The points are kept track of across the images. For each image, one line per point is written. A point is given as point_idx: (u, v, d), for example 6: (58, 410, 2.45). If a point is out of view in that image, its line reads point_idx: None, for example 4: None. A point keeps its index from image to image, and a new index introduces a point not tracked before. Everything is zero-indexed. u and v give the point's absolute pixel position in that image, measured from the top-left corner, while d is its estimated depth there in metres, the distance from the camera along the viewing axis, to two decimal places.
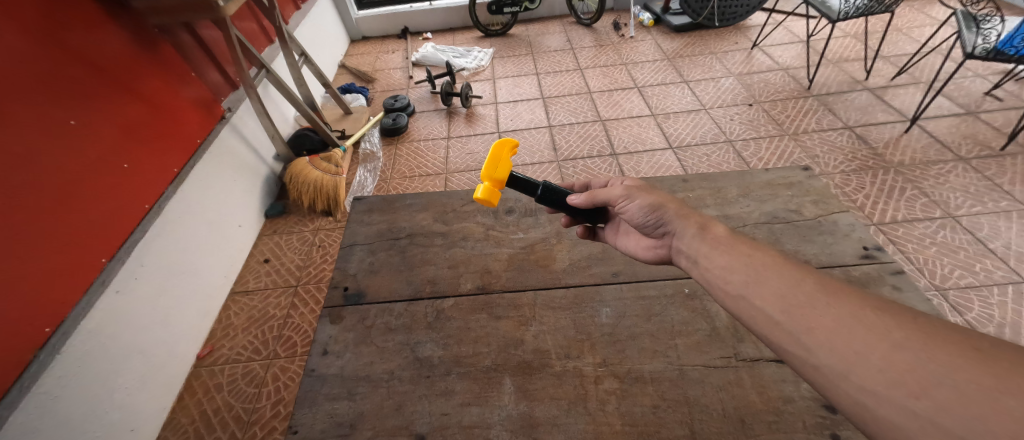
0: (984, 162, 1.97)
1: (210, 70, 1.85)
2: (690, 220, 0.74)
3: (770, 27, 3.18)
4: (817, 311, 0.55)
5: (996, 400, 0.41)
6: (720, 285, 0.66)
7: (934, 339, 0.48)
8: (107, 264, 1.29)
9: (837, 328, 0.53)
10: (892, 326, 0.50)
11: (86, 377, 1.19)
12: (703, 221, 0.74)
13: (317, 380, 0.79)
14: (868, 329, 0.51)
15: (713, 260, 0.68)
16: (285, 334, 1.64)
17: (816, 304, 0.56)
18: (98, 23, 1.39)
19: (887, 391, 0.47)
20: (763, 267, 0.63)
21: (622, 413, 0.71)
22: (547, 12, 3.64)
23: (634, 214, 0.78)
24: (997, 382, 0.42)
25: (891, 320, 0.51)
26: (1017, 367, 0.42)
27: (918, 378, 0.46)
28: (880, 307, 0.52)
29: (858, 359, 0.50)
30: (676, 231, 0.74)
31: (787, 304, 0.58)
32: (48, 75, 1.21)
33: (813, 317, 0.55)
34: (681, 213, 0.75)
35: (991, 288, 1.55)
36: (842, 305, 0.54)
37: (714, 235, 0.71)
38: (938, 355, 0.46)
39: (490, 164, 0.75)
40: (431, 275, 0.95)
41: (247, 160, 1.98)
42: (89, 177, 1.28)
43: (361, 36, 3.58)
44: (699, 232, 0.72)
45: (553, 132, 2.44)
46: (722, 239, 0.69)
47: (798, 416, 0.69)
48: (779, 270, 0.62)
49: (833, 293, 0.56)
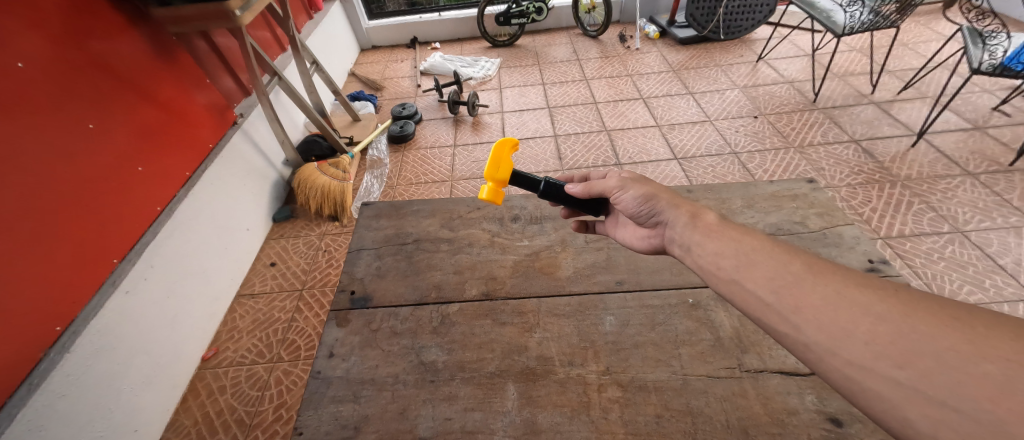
0: (993, 177, 1.96)
1: (224, 78, 1.89)
2: (681, 208, 0.75)
3: (774, 40, 3.20)
4: (803, 290, 0.56)
5: (975, 366, 0.43)
6: (712, 272, 0.66)
7: (912, 309, 0.50)
8: (118, 264, 1.31)
9: (823, 306, 0.54)
10: (874, 300, 0.52)
11: (94, 375, 1.21)
12: (693, 210, 0.74)
13: (323, 382, 0.80)
14: (852, 304, 0.52)
15: (704, 246, 0.68)
16: (290, 337, 1.65)
17: (803, 284, 0.57)
18: (119, 30, 1.43)
19: (874, 363, 0.48)
20: (752, 251, 0.64)
21: (626, 422, 0.71)
22: (554, 24, 3.68)
23: (628, 205, 0.79)
24: (972, 348, 0.45)
25: (874, 295, 0.52)
26: (989, 332, 0.45)
27: (901, 348, 0.48)
28: (864, 283, 0.54)
29: (844, 334, 0.51)
30: (669, 220, 0.75)
31: (775, 285, 0.59)
32: (69, 80, 1.25)
33: (801, 296, 0.56)
34: (673, 202, 0.76)
35: (1002, 305, 1.54)
36: (827, 283, 0.56)
37: (705, 223, 0.71)
38: (918, 326, 0.48)
39: (492, 165, 0.76)
40: (437, 281, 0.96)
41: (256, 165, 2.01)
42: (105, 179, 1.31)
43: (370, 45, 3.63)
44: (691, 220, 0.73)
45: (558, 142, 2.46)
46: (713, 226, 0.70)
47: (802, 429, 0.69)
48: (768, 253, 0.62)
49: (819, 273, 0.57)
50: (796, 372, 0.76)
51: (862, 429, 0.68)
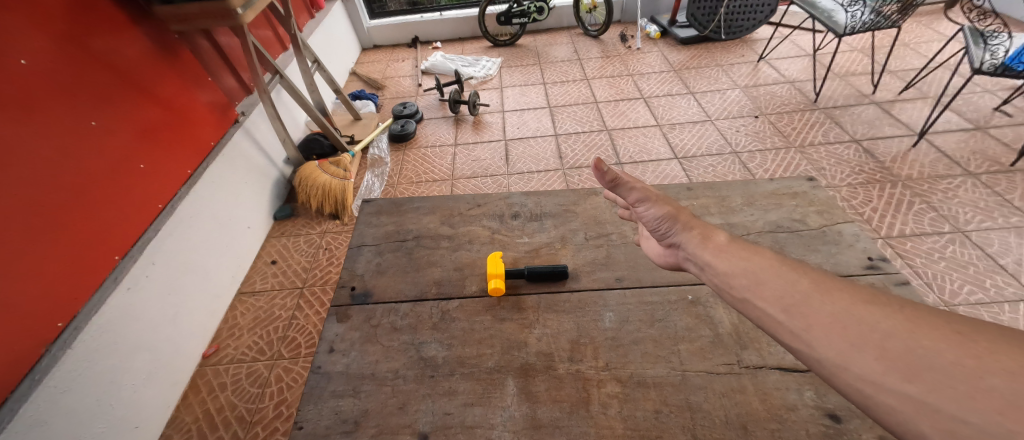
0: (994, 178, 1.96)
1: (226, 76, 1.90)
2: (695, 230, 0.74)
3: (776, 40, 3.20)
4: (812, 308, 0.57)
5: (982, 380, 0.43)
6: (723, 290, 0.67)
7: (919, 325, 0.50)
8: (120, 261, 1.32)
9: (832, 323, 0.54)
10: (881, 317, 0.52)
11: (95, 372, 1.21)
12: (705, 230, 0.74)
13: (323, 377, 0.80)
14: (860, 321, 0.53)
15: (715, 267, 0.69)
16: (290, 335, 1.66)
17: (811, 301, 0.58)
18: (121, 28, 1.43)
19: (883, 377, 0.49)
20: (762, 269, 0.64)
21: (624, 417, 0.72)
22: (555, 23, 3.68)
23: (647, 220, 0.77)
24: (978, 362, 0.45)
25: (880, 312, 0.53)
26: (996, 346, 0.45)
27: (908, 363, 0.48)
28: (870, 301, 0.54)
29: (852, 350, 0.51)
30: (682, 240, 0.74)
31: (785, 304, 0.59)
32: (72, 77, 1.25)
33: (810, 314, 0.57)
34: (688, 224, 0.75)
35: (1003, 305, 1.54)
36: (835, 302, 0.56)
37: (716, 244, 0.71)
38: (925, 341, 0.48)
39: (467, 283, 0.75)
40: (437, 277, 0.96)
41: (257, 163, 2.01)
42: (107, 176, 1.31)
43: (371, 45, 3.64)
44: (702, 241, 0.73)
45: (559, 141, 2.46)
46: (724, 247, 0.70)
47: (801, 425, 0.69)
48: (777, 271, 0.63)
49: (827, 291, 0.58)
50: (795, 368, 0.76)
51: (861, 425, 0.68)
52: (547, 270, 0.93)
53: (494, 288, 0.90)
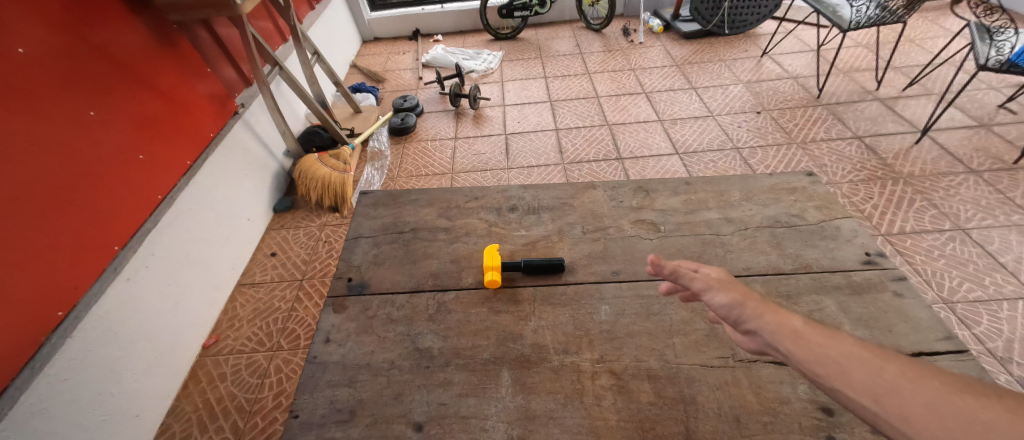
0: (997, 175, 1.95)
1: (225, 68, 1.90)
2: (767, 316, 0.67)
3: (780, 35, 3.17)
4: (904, 398, 0.54)
5: None
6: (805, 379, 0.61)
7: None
8: (120, 251, 1.32)
9: (930, 414, 0.52)
10: (980, 406, 0.50)
11: (95, 360, 1.22)
12: (778, 314, 0.67)
13: (319, 367, 0.80)
14: (958, 412, 0.51)
15: (795, 355, 0.63)
16: (289, 326, 1.66)
17: (902, 390, 0.55)
18: (120, 18, 1.43)
19: None
20: (841, 353, 0.61)
21: (618, 409, 0.72)
22: (557, 17, 3.66)
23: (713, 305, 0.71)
24: None
25: (977, 400, 0.51)
26: None
27: None
28: (967, 390, 0.52)
29: None
30: (756, 326, 0.67)
31: (874, 392, 0.56)
32: (70, 67, 1.25)
33: (906, 405, 0.54)
34: (758, 308, 0.68)
35: (1001, 303, 1.53)
36: (927, 389, 0.54)
37: (793, 329, 0.65)
38: None
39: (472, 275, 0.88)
40: (434, 269, 0.96)
41: (257, 155, 2.02)
42: (106, 167, 1.31)
43: (372, 37, 3.63)
44: (777, 327, 0.66)
45: (559, 136, 2.45)
46: (802, 332, 0.64)
47: (793, 418, 0.69)
48: (858, 358, 0.60)
49: (916, 380, 0.55)
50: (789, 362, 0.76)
51: (854, 419, 0.69)
52: (544, 263, 0.93)
53: (491, 281, 0.90)
